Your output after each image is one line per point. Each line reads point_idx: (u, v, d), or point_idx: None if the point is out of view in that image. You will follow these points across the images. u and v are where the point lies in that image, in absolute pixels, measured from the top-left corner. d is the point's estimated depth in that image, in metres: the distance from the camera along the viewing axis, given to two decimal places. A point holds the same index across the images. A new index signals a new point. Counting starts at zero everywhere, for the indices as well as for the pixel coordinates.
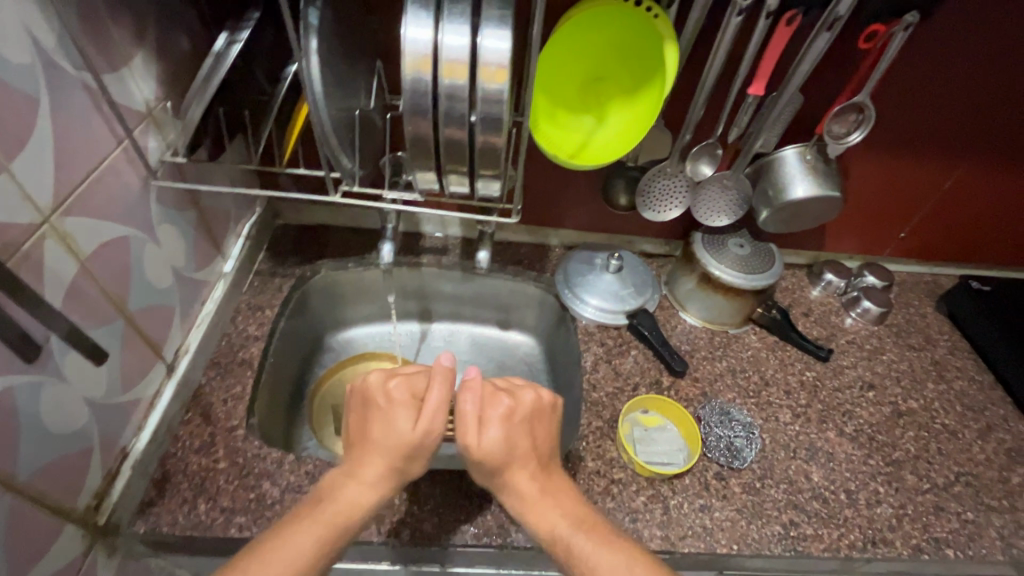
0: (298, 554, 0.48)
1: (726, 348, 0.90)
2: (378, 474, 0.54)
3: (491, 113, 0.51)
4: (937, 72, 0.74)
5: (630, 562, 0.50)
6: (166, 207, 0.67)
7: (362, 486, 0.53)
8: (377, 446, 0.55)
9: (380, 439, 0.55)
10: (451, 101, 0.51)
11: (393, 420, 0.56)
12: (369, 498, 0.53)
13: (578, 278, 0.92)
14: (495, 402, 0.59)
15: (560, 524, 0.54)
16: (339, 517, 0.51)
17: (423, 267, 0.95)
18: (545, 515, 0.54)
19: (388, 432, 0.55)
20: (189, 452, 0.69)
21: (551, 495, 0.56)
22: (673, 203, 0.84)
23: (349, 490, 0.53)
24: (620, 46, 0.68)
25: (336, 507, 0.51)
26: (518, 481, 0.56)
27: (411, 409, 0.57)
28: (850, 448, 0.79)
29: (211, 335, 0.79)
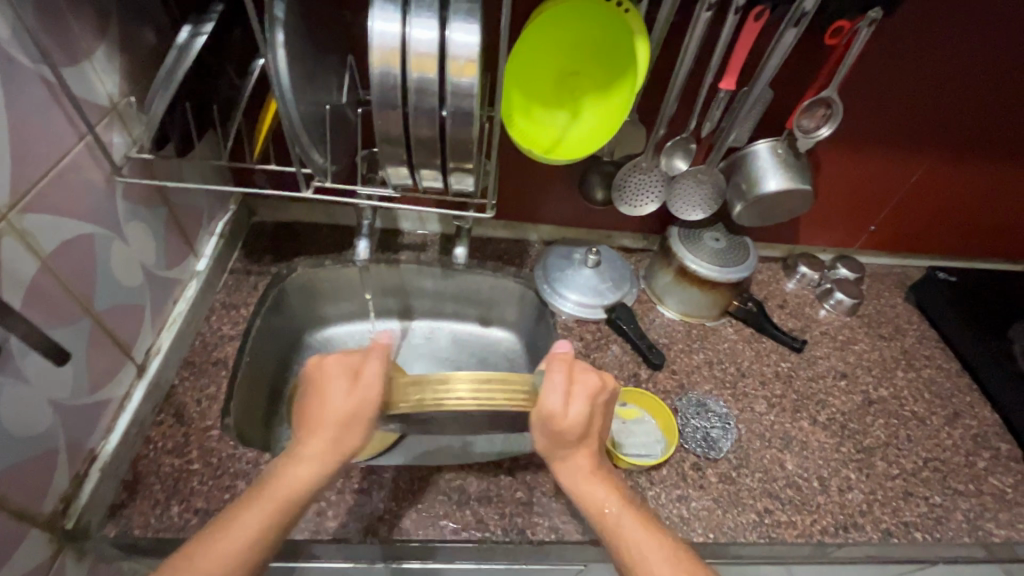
0: (233, 544, 0.47)
1: (703, 340, 0.91)
2: (321, 453, 0.52)
3: (461, 106, 0.51)
4: (901, 67, 0.76)
5: (674, 554, 0.52)
6: (134, 204, 0.66)
7: (301, 465, 0.51)
8: (313, 423, 0.53)
9: (319, 415, 0.53)
10: (421, 95, 0.50)
11: (325, 396, 0.54)
12: (309, 477, 0.51)
13: (557, 273, 0.93)
14: (584, 375, 0.55)
15: (612, 506, 0.54)
16: (284, 500, 0.50)
17: (402, 264, 0.95)
18: (599, 495, 0.55)
19: (324, 408, 0.54)
20: (162, 454, 0.68)
21: (602, 476, 0.56)
22: (649, 198, 0.85)
23: (290, 473, 0.51)
24: (593, 41, 0.68)
25: (276, 490, 0.50)
26: (581, 456, 0.56)
27: (345, 380, 0.55)
28: (823, 437, 0.81)
29: (184, 334, 0.78)
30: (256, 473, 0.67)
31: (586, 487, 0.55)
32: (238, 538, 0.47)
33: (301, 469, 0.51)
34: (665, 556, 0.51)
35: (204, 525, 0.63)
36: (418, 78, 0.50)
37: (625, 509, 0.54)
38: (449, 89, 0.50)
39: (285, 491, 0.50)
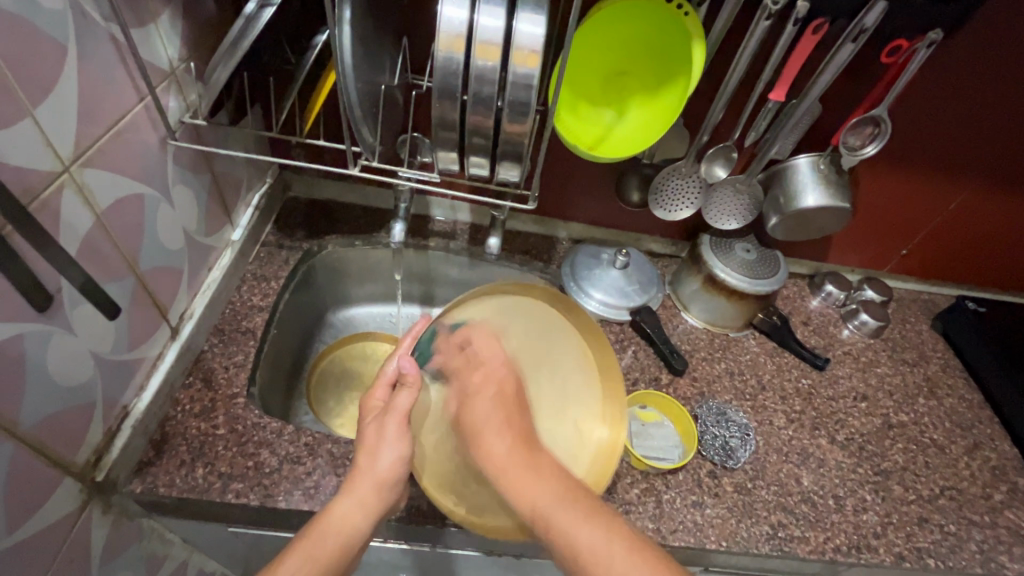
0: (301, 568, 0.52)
1: (726, 350, 0.91)
2: (361, 496, 0.57)
3: (520, 96, 0.51)
4: (952, 93, 0.76)
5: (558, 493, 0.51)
6: (183, 168, 0.67)
7: (350, 504, 0.57)
8: (363, 469, 0.58)
9: (367, 463, 0.59)
10: (481, 81, 0.51)
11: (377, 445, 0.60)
12: (359, 517, 0.56)
13: (585, 271, 0.93)
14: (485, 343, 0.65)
15: (498, 448, 0.55)
16: (338, 537, 0.55)
17: (430, 250, 0.96)
18: (489, 442, 0.56)
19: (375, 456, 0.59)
20: (189, 416, 0.69)
21: (492, 400, 0.59)
22: (685, 203, 0.84)
23: (335, 510, 0.56)
24: (647, 41, 0.69)
25: (328, 526, 0.55)
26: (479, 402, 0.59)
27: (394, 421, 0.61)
28: (841, 456, 0.81)
29: (216, 302, 0.79)
30: (280, 443, 0.68)
31: (474, 431, 0.57)
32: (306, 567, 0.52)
33: (348, 504, 0.57)
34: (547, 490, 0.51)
35: (227, 490, 0.64)
36: (480, 64, 0.50)
37: (511, 453, 0.54)
38: (509, 77, 0.50)
39: (332, 531, 0.55)
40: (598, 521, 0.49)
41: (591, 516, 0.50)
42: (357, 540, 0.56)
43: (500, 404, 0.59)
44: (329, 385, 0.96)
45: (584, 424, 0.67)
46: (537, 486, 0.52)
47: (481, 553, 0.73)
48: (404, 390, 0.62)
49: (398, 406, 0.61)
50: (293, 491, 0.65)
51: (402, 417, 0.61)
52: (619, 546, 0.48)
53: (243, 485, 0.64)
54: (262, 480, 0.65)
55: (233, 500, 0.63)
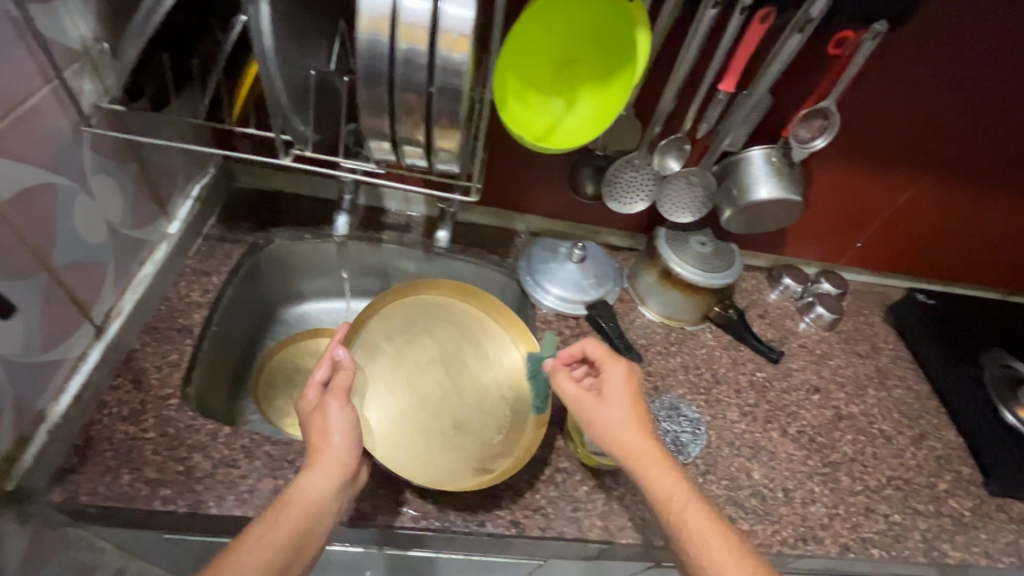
0: (260, 555, 0.49)
1: (682, 344, 0.91)
2: (326, 469, 0.57)
3: (449, 83, 0.49)
4: (898, 85, 0.77)
5: (725, 535, 0.54)
6: (104, 157, 0.63)
7: (315, 483, 0.55)
8: (319, 448, 0.58)
9: (322, 441, 0.58)
10: (409, 65, 0.48)
11: (328, 429, 0.59)
12: (322, 492, 0.55)
13: (540, 265, 0.93)
14: (614, 373, 0.66)
15: (631, 439, 0.61)
16: (302, 514, 0.53)
17: (383, 244, 0.95)
18: (619, 434, 0.61)
19: (326, 432, 0.59)
20: (115, 420, 0.65)
21: (633, 408, 0.63)
22: (639, 195, 0.83)
23: (302, 488, 0.55)
24: (594, 29, 0.67)
25: (293, 508, 0.53)
26: (619, 424, 0.62)
27: (340, 398, 0.62)
28: (791, 449, 0.81)
29: (149, 298, 0.74)
30: (214, 446, 0.65)
31: (605, 423, 0.62)
32: (269, 539, 0.50)
33: (312, 483, 0.55)
34: (722, 535, 0.54)
35: (154, 497, 0.60)
36: (407, 49, 0.47)
37: (645, 443, 0.60)
38: (438, 64, 0.48)
39: (298, 505, 0.54)
40: (715, 541, 0.54)
41: (711, 514, 0.55)
42: (325, 513, 0.55)
43: (630, 416, 0.63)
44: (278, 384, 0.93)
45: (503, 378, 0.81)
46: (669, 478, 0.58)
47: (428, 555, 0.72)
48: (341, 371, 0.65)
49: (337, 387, 0.63)
50: (225, 497, 0.62)
51: (344, 397, 0.62)
52: (743, 562, 0.52)
53: (171, 491, 0.61)
54: (193, 486, 0.62)
55: (161, 508, 0.60)
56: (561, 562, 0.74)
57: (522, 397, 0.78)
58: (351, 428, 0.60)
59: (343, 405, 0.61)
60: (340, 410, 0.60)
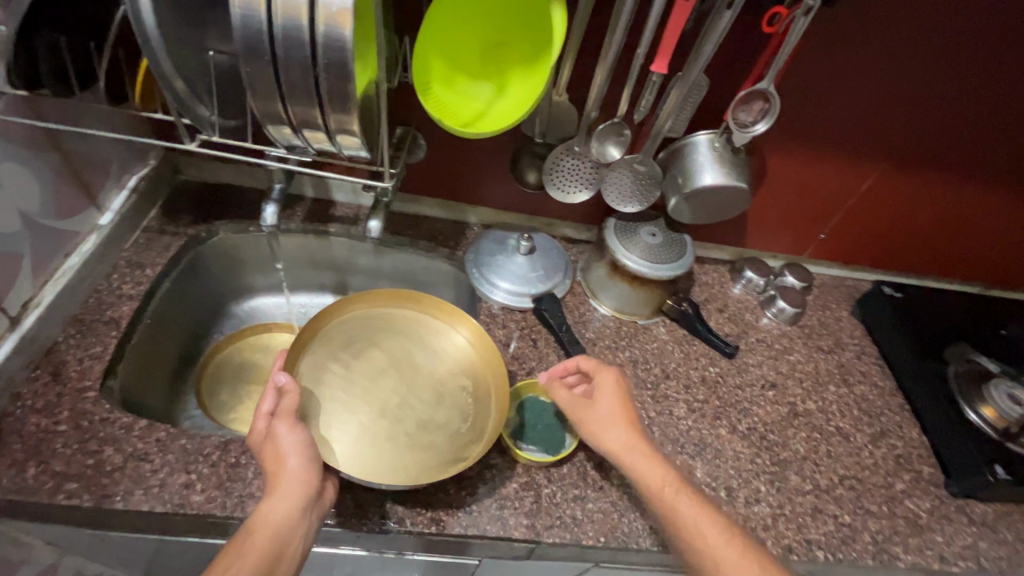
0: None
1: (633, 338, 0.89)
2: (288, 492, 0.55)
3: (335, 59, 0.47)
4: (844, 66, 0.74)
5: (722, 527, 0.56)
6: (12, 144, 0.62)
7: (277, 506, 0.54)
8: (277, 476, 0.55)
9: (278, 467, 0.56)
10: (289, 40, 0.46)
11: (282, 455, 0.56)
12: (287, 515, 0.53)
13: (488, 258, 0.90)
14: (603, 380, 0.67)
15: (621, 441, 0.63)
16: (268, 539, 0.52)
17: (332, 237, 0.93)
18: (610, 438, 0.63)
19: (281, 457, 0.57)
20: (29, 412, 0.64)
21: (621, 412, 0.65)
22: (581, 185, 0.80)
23: (266, 513, 0.53)
24: (519, 10, 0.65)
25: (259, 538, 0.51)
26: (608, 429, 0.64)
27: (289, 421, 0.59)
28: (740, 446, 0.78)
29: (75, 290, 0.73)
30: (128, 440, 0.64)
31: (597, 430, 0.64)
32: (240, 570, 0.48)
33: (275, 507, 0.54)
34: (717, 527, 0.56)
35: (59, 490, 0.59)
36: (286, 24, 0.45)
37: (633, 443, 0.62)
38: (320, 39, 0.46)
39: (263, 531, 0.52)
40: (708, 524, 0.56)
41: (702, 506, 0.58)
42: (292, 534, 0.53)
43: (622, 420, 0.64)
44: (224, 378, 0.92)
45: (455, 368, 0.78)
46: (661, 474, 0.60)
47: (353, 554, 0.70)
48: (287, 395, 0.61)
49: (284, 411, 0.60)
50: (133, 491, 0.60)
51: (293, 418, 0.59)
52: (736, 543, 0.55)
53: (77, 485, 0.60)
54: (100, 480, 0.61)
55: (64, 502, 0.59)
56: (494, 563, 0.72)
57: (481, 381, 0.76)
58: (305, 450, 0.58)
59: (293, 426, 0.58)
60: (288, 433, 0.58)
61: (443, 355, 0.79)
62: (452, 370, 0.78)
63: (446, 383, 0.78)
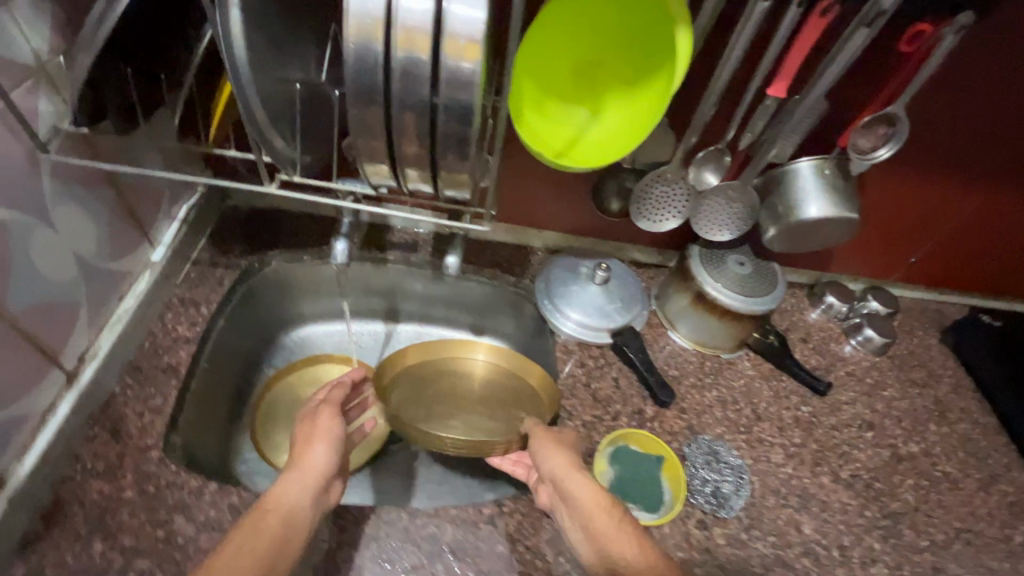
0: (232, 552, 0.48)
1: (717, 374, 0.82)
2: (303, 475, 0.58)
3: (457, 98, 0.41)
4: (978, 86, 0.66)
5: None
6: (69, 184, 0.56)
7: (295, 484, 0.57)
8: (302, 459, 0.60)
9: (307, 448, 0.61)
10: (407, 77, 0.40)
11: (313, 440, 0.62)
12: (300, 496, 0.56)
13: (560, 287, 0.84)
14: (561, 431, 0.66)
15: (566, 468, 0.59)
16: (278, 515, 0.53)
17: (389, 265, 0.87)
18: (556, 458, 0.60)
19: (311, 440, 0.62)
20: (90, 477, 0.59)
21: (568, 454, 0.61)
22: (671, 212, 0.74)
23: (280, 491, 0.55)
24: (624, 28, 0.58)
25: (269, 511, 0.53)
26: (559, 455, 0.61)
27: (331, 411, 0.66)
28: (846, 497, 0.72)
29: (130, 336, 0.67)
30: (198, 506, 0.58)
31: (546, 452, 0.62)
32: (250, 544, 0.49)
33: (289, 487, 0.56)
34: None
35: (130, 569, 0.54)
36: (404, 58, 0.39)
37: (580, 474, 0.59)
38: (441, 76, 0.40)
39: (275, 508, 0.54)
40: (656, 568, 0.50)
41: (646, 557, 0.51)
42: (302, 515, 0.55)
43: (572, 455, 0.61)
44: (278, 413, 0.85)
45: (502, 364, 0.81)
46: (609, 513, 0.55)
47: None
48: (336, 391, 0.70)
49: (330, 402, 0.68)
50: None
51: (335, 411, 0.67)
52: None
53: (149, 561, 0.55)
54: (173, 555, 0.55)
55: None
56: None
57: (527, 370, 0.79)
58: (336, 442, 0.62)
59: (331, 416, 0.65)
60: (326, 419, 0.64)
61: (497, 370, 0.80)
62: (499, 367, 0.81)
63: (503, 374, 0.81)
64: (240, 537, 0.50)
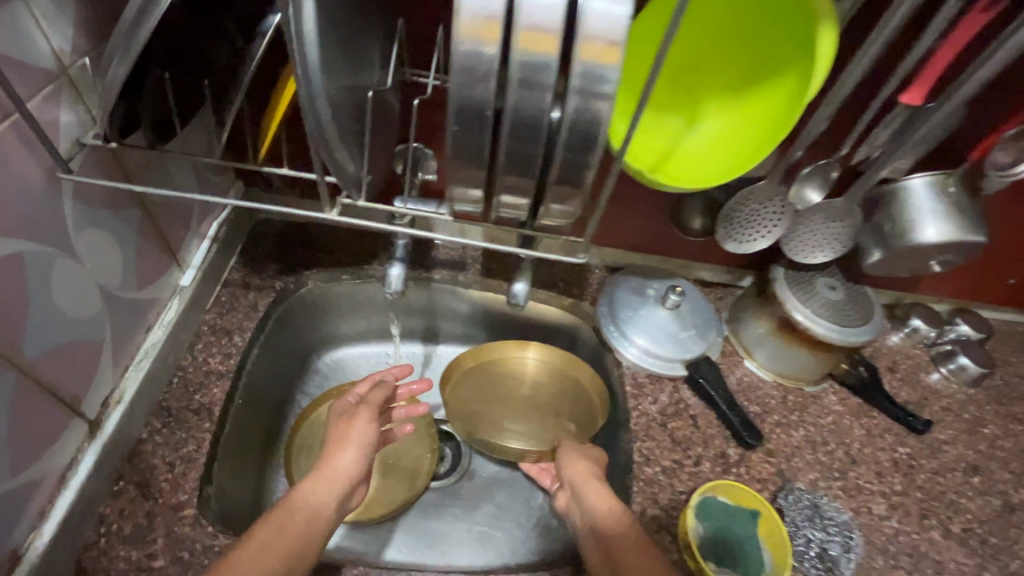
0: (255, 549, 0.46)
1: (803, 410, 0.74)
2: (332, 479, 0.56)
3: (586, 110, 0.34)
4: None
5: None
6: (93, 206, 0.48)
7: (320, 486, 0.55)
8: (332, 460, 0.58)
9: (338, 448, 0.59)
10: (529, 87, 0.33)
11: (346, 441, 0.60)
12: (327, 500, 0.54)
13: (626, 312, 0.76)
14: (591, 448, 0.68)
15: (583, 475, 0.62)
16: (304, 517, 0.52)
17: (434, 282, 0.79)
18: (576, 465, 0.64)
19: (344, 440, 0.60)
20: (117, 542, 0.51)
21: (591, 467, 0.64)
22: (762, 232, 0.66)
23: (305, 492, 0.54)
24: (736, 25, 0.50)
25: (296, 511, 0.51)
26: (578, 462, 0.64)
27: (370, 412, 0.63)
28: (960, 556, 0.65)
29: (158, 372, 0.60)
30: None
31: (568, 457, 0.65)
32: (277, 541, 0.48)
33: (316, 489, 0.55)
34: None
35: None
36: (525, 65, 0.33)
37: (596, 483, 0.61)
38: (570, 83, 0.33)
39: (302, 507, 0.52)
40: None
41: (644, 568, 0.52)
42: (327, 519, 0.53)
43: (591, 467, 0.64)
44: (316, 447, 0.72)
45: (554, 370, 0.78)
46: (619, 522, 0.56)
47: None
48: (376, 391, 0.67)
49: (369, 401, 0.65)
50: None
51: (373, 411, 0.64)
52: None
53: None
54: None
55: None
56: None
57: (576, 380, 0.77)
58: (366, 448, 0.60)
59: (371, 420, 0.62)
60: (366, 420, 0.62)
61: (553, 374, 0.78)
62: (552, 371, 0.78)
63: (557, 377, 0.78)
64: (267, 530, 0.49)
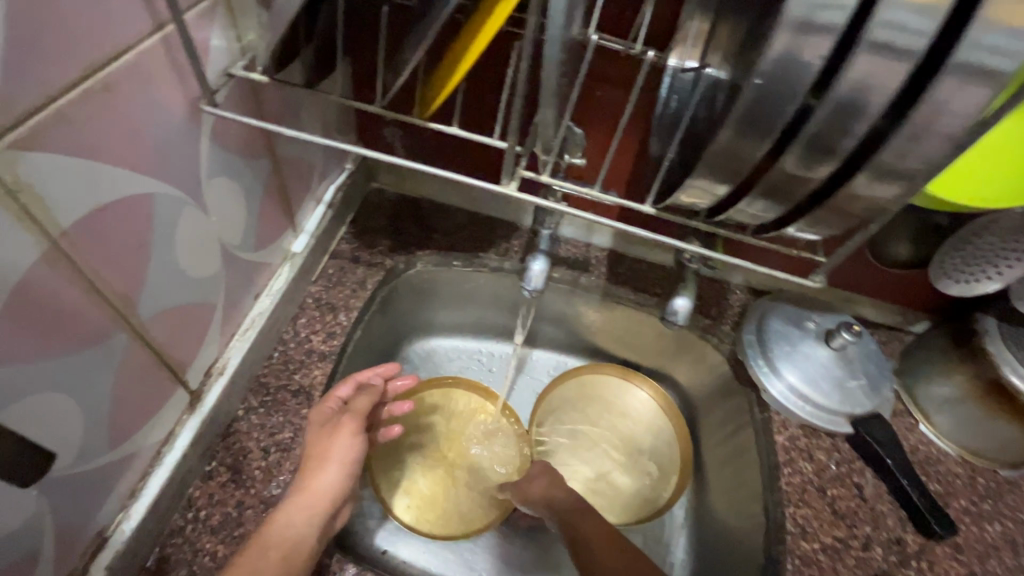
0: None
1: (999, 500, 0.59)
2: (311, 502, 0.45)
3: (948, 100, 0.25)
4: None
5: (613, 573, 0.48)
6: (228, 153, 0.42)
7: (294, 513, 0.44)
8: (308, 481, 0.46)
9: (314, 464, 0.47)
10: (872, 58, 0.24)
11: (328, 459, 0.47)
12: (304, 534, 0.44)
13: (780, 341, 0.61)
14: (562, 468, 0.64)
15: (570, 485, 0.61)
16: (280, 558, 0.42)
17: (551, 281, 0.68)
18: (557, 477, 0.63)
19: (326, 457, 0.47)
20: (203, 532, 0.46)
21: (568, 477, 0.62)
22: (993, 270, 0.51)
23: (281, 522, 0.44)
24: None
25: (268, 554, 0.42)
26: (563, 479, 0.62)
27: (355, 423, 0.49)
28: None
29: (262, 345, 0.54)
30: None
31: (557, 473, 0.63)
32: None
33: (291, 519, 0.44)
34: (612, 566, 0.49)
35: None
36: (884, 25, 0.24)
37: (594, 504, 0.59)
38: (948, 57, 0.24)
39: (279, 542, 0.43)
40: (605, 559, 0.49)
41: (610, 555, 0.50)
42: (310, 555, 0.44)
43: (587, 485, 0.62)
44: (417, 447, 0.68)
45: (652, 414, 0.72)
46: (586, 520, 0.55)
47: None
48: (366, 392, 0.52)
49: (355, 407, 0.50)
50: None
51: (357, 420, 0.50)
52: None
53: None
54: None
55: None
56: None
57: (675, 429, 0.70)
58: (352, 466, 0.48)
59: (357, 433, 0.49)
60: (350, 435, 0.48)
61: (654, 417, 0.72)
62: (651, 419, 0.72)
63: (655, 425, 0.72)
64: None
